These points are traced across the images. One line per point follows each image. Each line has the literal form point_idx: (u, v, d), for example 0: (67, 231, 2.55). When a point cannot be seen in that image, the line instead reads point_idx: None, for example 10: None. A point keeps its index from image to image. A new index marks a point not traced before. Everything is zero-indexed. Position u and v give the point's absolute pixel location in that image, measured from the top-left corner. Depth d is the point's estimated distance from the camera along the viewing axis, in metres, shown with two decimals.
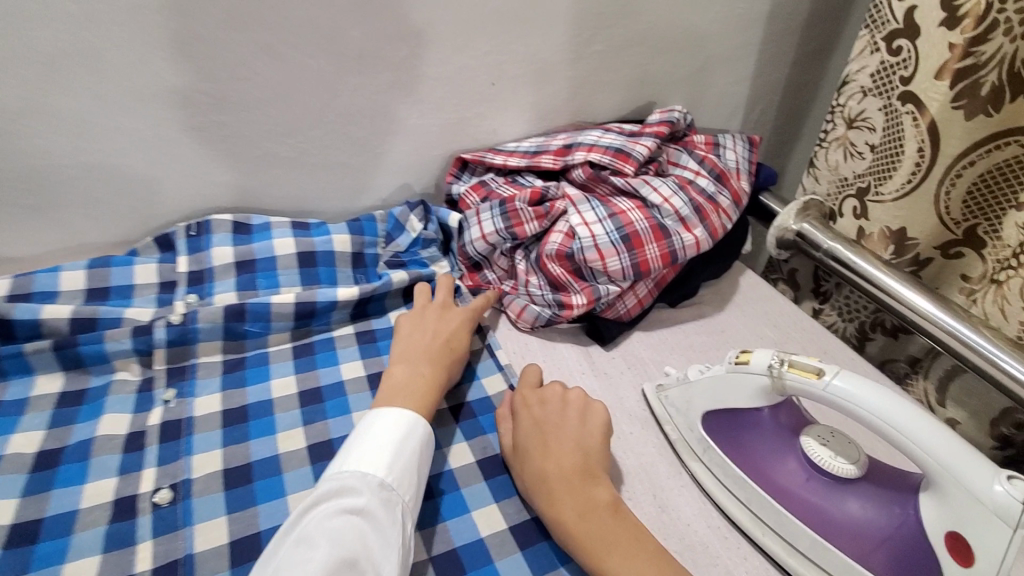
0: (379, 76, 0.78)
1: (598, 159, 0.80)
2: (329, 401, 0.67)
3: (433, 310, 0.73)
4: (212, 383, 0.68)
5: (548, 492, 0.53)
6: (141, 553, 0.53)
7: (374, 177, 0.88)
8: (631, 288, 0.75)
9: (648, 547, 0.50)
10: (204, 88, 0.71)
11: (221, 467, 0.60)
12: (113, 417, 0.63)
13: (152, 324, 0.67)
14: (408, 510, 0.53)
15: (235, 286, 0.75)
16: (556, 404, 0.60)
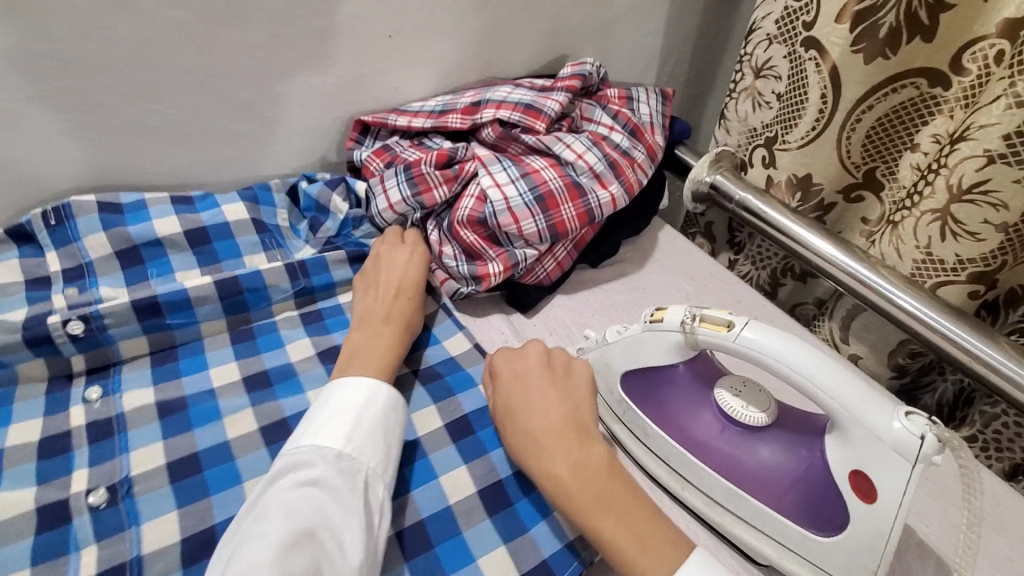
0: (257, 28, 0.68)
1: (507, 116, 0.75)
2: (279, 382, 0.61)
3: (383, 262, 0.69)
4: (142, 376, 0.59)
5: (537, 450, 0.51)
6: (84, 557, 0.47)
7: (264, 145, 0.79)
8: (550, 251, 0.72)
9: (637, 497, 0.49)
10: (37, 47, 0.59)
11: (164, 461, 0.52)
12: (22, 425, 0.53)
13: (53, 339, 0.56)
14: (375, 478, 0.50)
15: (124, 281, 0.64)
16: (539, 359, 0.57)
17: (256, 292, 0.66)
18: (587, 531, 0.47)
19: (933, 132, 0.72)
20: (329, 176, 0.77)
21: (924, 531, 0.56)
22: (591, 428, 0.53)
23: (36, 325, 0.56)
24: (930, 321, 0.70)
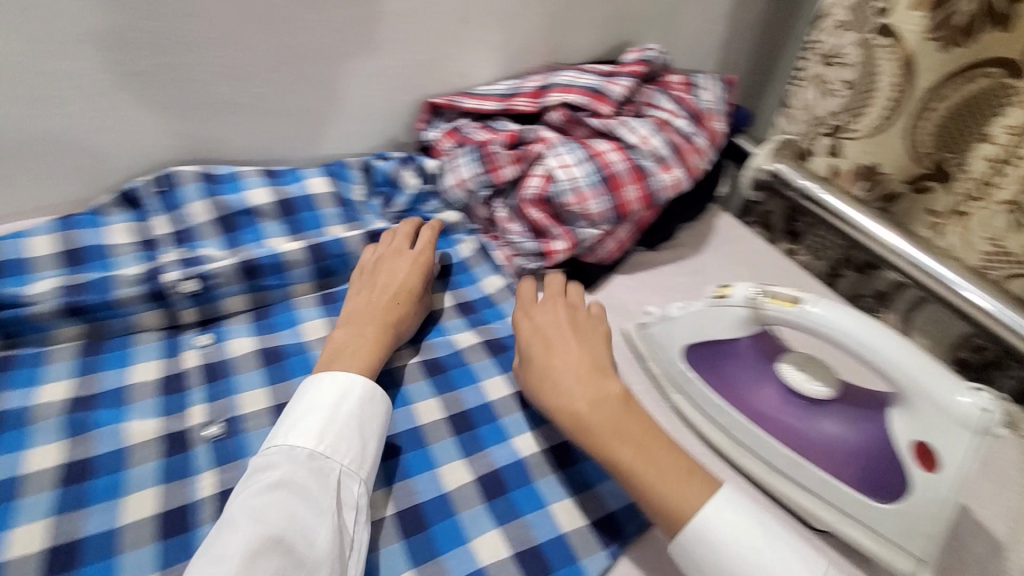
0: (340, 12, 0.73)
1: (575, 100, 0.77)
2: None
3: (386, 263, 0.68)
4: (244, 329, 0.65)
5: (554, 385, 0.56)
6: (204, 480, 0.52)
7: (340, 124, 0.84)
8: (612, 231, 0.74)
9: (652, 431, 0.52)
10: (149, 26, 0.65)
11: (268, 404, 0.58)
12: (144, 364, 0.59)
13: (169, 294, 0.62)
14: (350, 474, 0.51)
15: (221, 245, 0.70)
16: (557, 315, 0.63)
17: (340, 260, 0.71)
18: (611, 463, 0.51)
19: (1007, 124, 0.68)
20: (401, 156, 0.82)
21: (984, 514, 0.57)
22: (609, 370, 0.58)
23: (154, 279, 0.61)
24: (996, 311, 0.69)
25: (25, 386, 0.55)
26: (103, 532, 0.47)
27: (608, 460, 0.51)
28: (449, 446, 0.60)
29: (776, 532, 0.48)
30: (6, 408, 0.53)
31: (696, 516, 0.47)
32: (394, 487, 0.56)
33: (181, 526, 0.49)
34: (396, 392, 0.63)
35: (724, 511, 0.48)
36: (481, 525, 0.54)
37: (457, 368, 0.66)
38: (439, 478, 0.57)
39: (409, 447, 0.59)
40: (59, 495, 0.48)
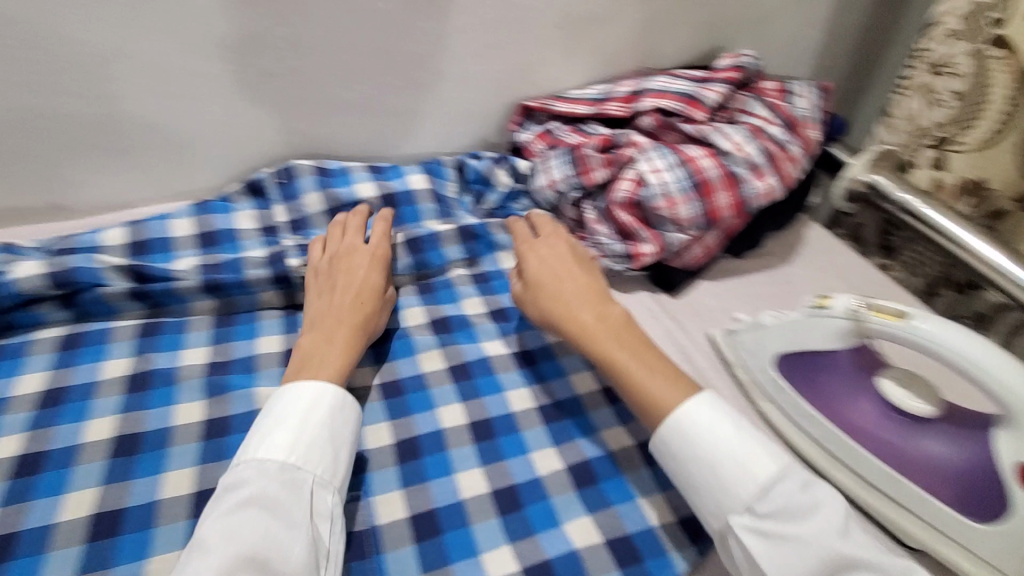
0: (446, 19, 0.78)
1: (669, 105, 0.78)
2: (458, 330, 0.68)
3: (346, 262, 0.66)
4: None
5: (566, 310, 0.61)
6: None
7: (438, 124, 0.88)
8: (700, 237, 0.74)
9: (649, 345, 0.58)
10: (281, 32, 0.72)
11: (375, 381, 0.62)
12: (269, 336, 0.66)
13: (292, 278, 0.68)
14: (323, 484, 0.48)
15: None
16: (558, 246, 0.67)
17: (435, 252, 0.74)
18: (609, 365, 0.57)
19: None
20: (495, 155, 0.86)
21: None
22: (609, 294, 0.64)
23: (278, 262, 0.68)
24: None
25: (171, 349, 0.63)
26: None
27: (607, 362, 0.57)
28: (540, 435, 0.59)
29: (750, 431, 0.52)
30: (158, 367, 0.60)
31: (681, 408, 0.53)
32: (489, 468, 0.56)
33: None
34: (489, 379, 0.63)
35: (706, 407, 0.53)
36: (574, 512, 0.54)
37: (546, 361, 0.66)
38: (532, 463, 0.57)
39: (502, 432, 0.59)
40: (202, 447, 0.55)
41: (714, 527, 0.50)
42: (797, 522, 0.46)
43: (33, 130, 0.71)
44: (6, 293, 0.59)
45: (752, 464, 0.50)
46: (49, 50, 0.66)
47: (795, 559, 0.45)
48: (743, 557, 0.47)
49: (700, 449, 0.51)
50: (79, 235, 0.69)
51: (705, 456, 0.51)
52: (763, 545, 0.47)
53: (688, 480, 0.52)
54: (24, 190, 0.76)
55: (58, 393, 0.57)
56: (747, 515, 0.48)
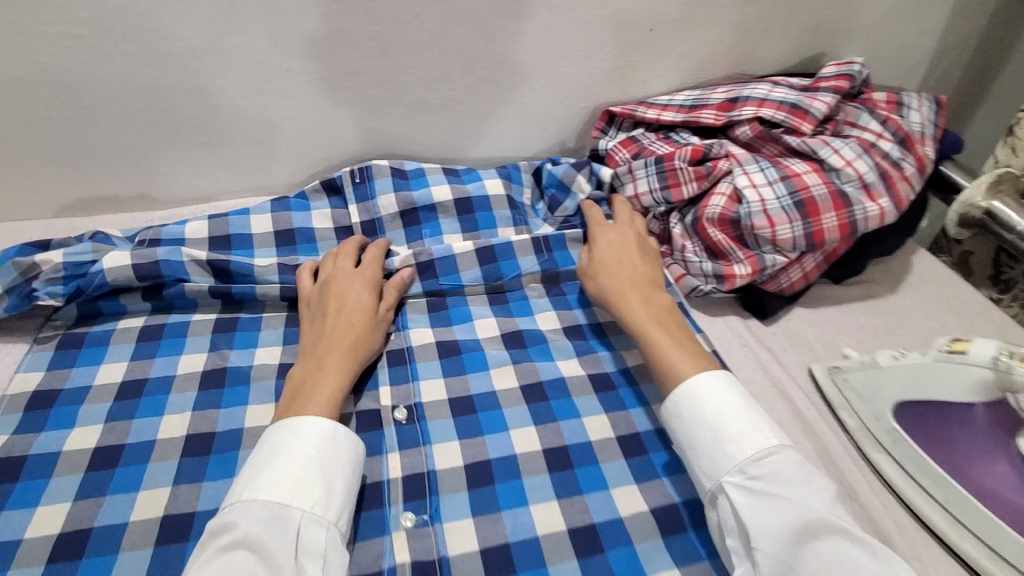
0: (536, 19, 0.74)
1: (771, 115, 0.73)
2: (532, 346, 0.64)
3: (334, 286, 0.62)
4: (422, 320, 0.67)
5: (617, 289, 0.63)
6: (391, 462, 0.54)
7: (516, 128, 0.85)
8: (799, 260, 0.69)
9: (689, 338, 0.59)
10: (369, 30, 0.70)
11: (446, 396, 0.59)
12: None
13: None
14: (315, 519, 0.46)
15: (406, 237, 0.76)
16: (629, 233, 0.69)
17: (508, 262, 0.70)
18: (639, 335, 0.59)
19: None
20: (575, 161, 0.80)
21: None
22: (655, 282, 0.65)
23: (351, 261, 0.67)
24: None
25: (246, 347, 0.63)
26: None
27: (637, 332, 0.59)
28: (622, 469, 0.54)
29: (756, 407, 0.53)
30: (233, 365, 0.60)
31: (693, 378, 0.54)
32: (565, 501, 0.52)
33: (375, 501, 0.52)
34: (565, 403, 0.59)
35: (716, 386, 0.53)
36: (660, 562, 0.49)
37: (625, 387, 0.61)
38: (613, 503, 0.52)
39: (579, 462, 0.54)
40: None
41: (705, 486, 0.50)
42: (789, 486, 0.47)
43: (128, 122, 0.72)
44: (96, 282, 0.61)
45: (751, 434, 0.51)
46: (147, 44, 0.67)
47: (780, 517, 0.45)
48: (729, 516, 0.48)
49: (707, 413, 0.52)
50: (165, 227, 0.70)
51: (712, 419, 0.52)
52: (751, 501, 0.47)
53: (688, 440, 0.52)
54: (116, 179, 0.78)
55: (137, 385, 0.58)
56: (738, 474, 0.49)
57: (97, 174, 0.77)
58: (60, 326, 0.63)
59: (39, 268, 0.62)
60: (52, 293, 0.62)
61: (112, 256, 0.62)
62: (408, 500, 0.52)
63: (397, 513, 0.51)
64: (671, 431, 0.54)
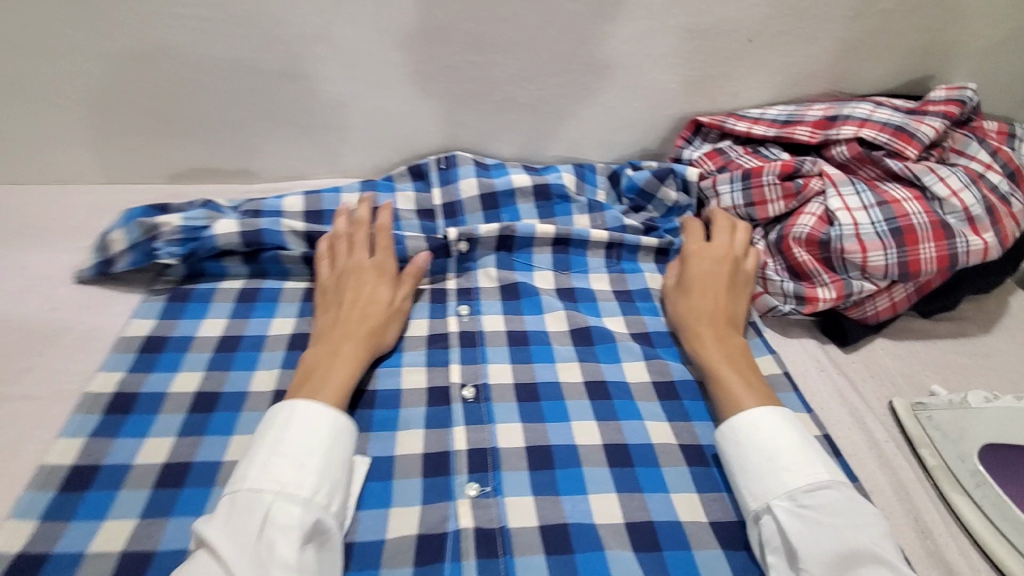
0: (632, 24, 0.75)
1: (873, 137, 0.71)
2: (599, 344, 0.64)
3: (351, 279, 0.64)
4: (496, 305, 0.68)
5: (695, 321, 0.62)
6: (457, 434, 0.55)
7: (599, 132, 0.86)
8: (888, 289, 0.67)
9: (762, 382, 0.57)
10: (468, 27, 0.73)
11: (511, 380, 0.60)
12: (415, 321, 0.66)
13: (447, 251, 0.70)
14: (288, 498, 0.45)
15: (484, 219, 0.79)
16: (723, 262, 0.66)
17: (578, 257, 0.74)
18: (708, 371, 0.58)
19: None
20: (658, 167, 0.79)
21: None
22: (736, 320, 0.63)
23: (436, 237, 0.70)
24: None
25: None
26: (383, 455, 0.53)
27: (706, 368, 0.58)
28: (683, 476, 0.53)
29: (813, 441, 0.51)
30: None
31: (758, 415, 0.52)
32: (625, 495, 0.52)
33: (442, 469, 0.52)
34: (628, 404, 0.59)
35: (775, 420, 0.52)
36: (719, 570, 0.48)
37: (691, 399, 0.60)
38: (675, 507, 0.51)
39: (638, 462, 0.54)
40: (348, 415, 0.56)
41: (749, 505, 0.49)
42: (842, 519, 0.45)
43: (238, 102, 0.78)
44: (208, 245, 0.67)
45: (803, 463, 0.49)
46: (262, 31, 0.71)
47: (830, 545, 0.44)
48: (774, 536, 0.47)
49: (764, 440, 0.51)
50: (264, 200, 0.76)
51: (768, 447, 0.50)
52: (800, 528, 0.46)
53: (741, 461, 0.51)
54: (221, 154, 0.83)
55: (234, 340, 0.64)
56: (788, 499, 0.48)
57: (204, 149, 0.82)
58: (171, 281, 0.69)
59: (160, 229, 0.68)
60: (169, 253, 0.67)
61: (223, 224, 0.68)
62: (472, 471, 0.52)
63: (461, 483, 0.51)
64: (723, 453, 0.53)
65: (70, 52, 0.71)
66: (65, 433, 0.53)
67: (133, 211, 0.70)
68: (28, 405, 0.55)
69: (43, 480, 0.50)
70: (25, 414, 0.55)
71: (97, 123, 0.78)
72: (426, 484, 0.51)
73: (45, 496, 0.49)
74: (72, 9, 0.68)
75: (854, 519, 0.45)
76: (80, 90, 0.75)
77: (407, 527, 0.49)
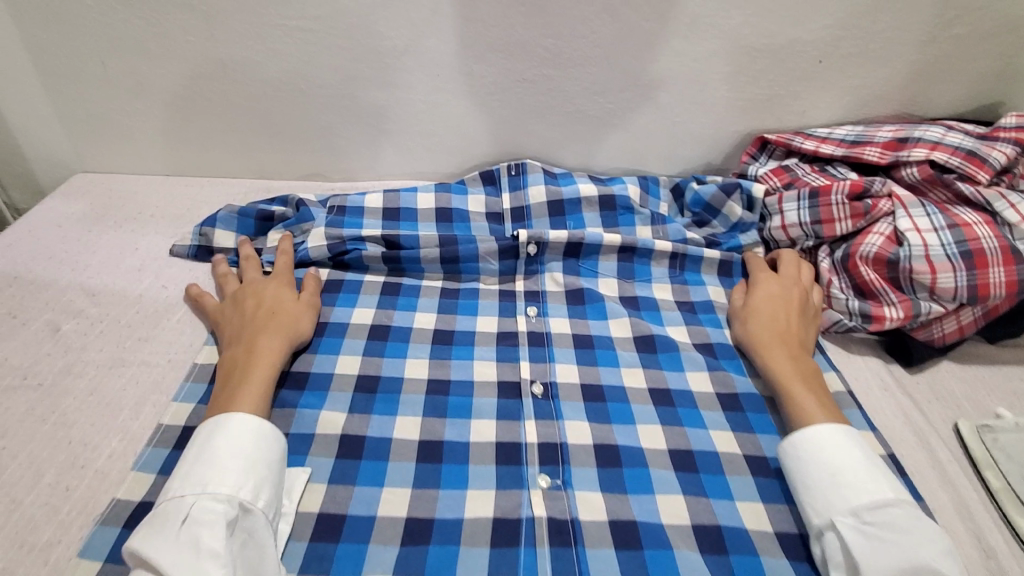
0: (704, 44, 0.78)
1: (945, 160, 0.72)
2: (662, 353, 0.67)
3: (248, 289, 0.66)
4: (562, 309, 0.72)
5: (765, 340, 0.64)
6: (528, 427, 0.58)
7: (663, 146, 0.89)
8: (955, 311, 0.67)
9: (831, 402, 0.58)
10: (546, 43, 0.77)
11: (578, 380, 0.63)
12: (487, 318, 0.70)
13: (518, 253, 0.74)
14: (211, 496, 0.46)
15: (549, 225, 0.82)
16: (793, 289, 0.69)
17: (642, 266, 0.76)
18: (779, 385, 0.60)
19: None
20: (724, 182, 0.82)
21: None
22: (806, 344, 0.65)
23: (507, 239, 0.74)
24: None
25: (407, 309, 0.71)
26: (458, 441, 0.57)
27: (777, 381, 0.60)
28: (748, 484, 0.55)
29: (877, 462, 0.52)
30: (397, 324, 0.69)
31: (823, 427, 0.54)
32: (690, 498, 0.53)
33: (514, 459, 0.55)
34: (691, 411, 0.61)
35: (838, 437, 0.53)
36: None
37: (755, 411, 0.61)
38: (740, 514, 0.53)
39: (703, 468, 0.56)
40: (425, 401, 0.60)
41: (813, 521, 0.50)
42: (905, 536, 0.46)
43: (328, 106, 0.84)
44: (302, 256, 0.74)
45: (866, 481, 0.50)
46: (358, 42, 0.77)
47: (891, 561, 0.45)
48: (838, 552, 0.48)
49: (826, 456, 0.52)
50: (349, 197, 0.82)
51: (831, 463, 0.52)
52: (863, 544, 0.47)
53: (804, 476, 0.52)
54: (308, 154, 0.90)
55: (319, 326, 0.67)
56: (851, 516, 0.48)
57: (293, 148, 0.89)
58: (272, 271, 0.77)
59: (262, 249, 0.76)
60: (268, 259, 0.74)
61: (315, 235, 0.75)
62: (543, 464, 0.55)
63: (534, 474, 0.54)
64: (787, 469, 0.54)
65: (184, 57, 0.79)
66: (177, 397, 0.59)
67: (246, 211, 0.78)
68: (146, 371, 0.62)
69: (160, 438, 0.55)
70: (142, 380, 0.61)
71: (200, 121, 0.86)
72: (501, 471, 0.55)
73: (161, 453, 0.54)
74: (190, 18, 0.75)
75: (917, 537, 0.46)
76: (189, 91, 0.82)
77: (483, 510, 0.52)
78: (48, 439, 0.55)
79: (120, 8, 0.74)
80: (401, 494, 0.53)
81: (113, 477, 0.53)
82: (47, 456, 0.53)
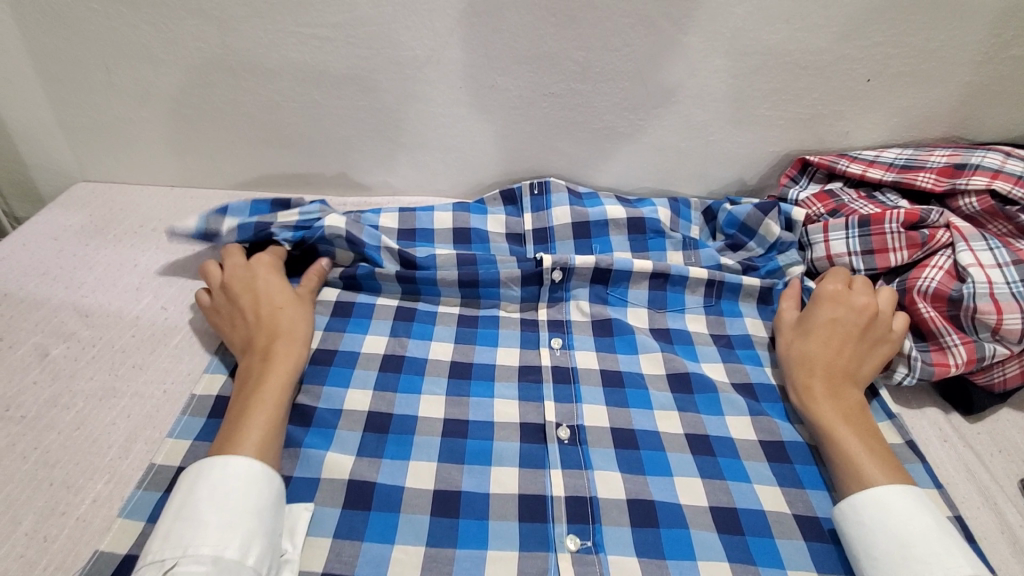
0: (746, 60, 0.73)
1: (1007, 190, 0.67)
2: (699, 394, 0.61)
3: (234, 285, 0.63)
4: (589, 341, 0.66)
5: (810, 371, 0.59)
6: (554, 478, 0.53)
7: (696, 165, 0.84)
8: (1019, 355, 0.62)
9: (878, 451, 0.52)
10: (577, 56, 0.73)
11: (609, 424, 0.58)
12: (507, 349, 0.65)
13: (541, 279, 0.68)
14: (192, 559, 0.41)
15: (574, 249, 0.77)
16: (852, 314, 0.62)
17: (675, 295, 0.71)
18: (821, 430, 0.55)
19: None
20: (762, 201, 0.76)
21: None
22: (857, 378, 0.59)
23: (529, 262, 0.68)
24: None
25: (423, 338, 0.66)
26: (477, 492, 0.52)
27: (818, 426, 0.55)
28: (800, 549, 0.50)
29: (949, 530, 0.47)
30: (411, 354, 0.63)
31: (880, 487, 0.49)
32: (738, 566, 0.48)
33: (539, 514, 0.51)
34: (733, 463, 0.56)
35: (904, 503, 0.48)
36: None
37: (802, 463, 0.56)
38: None
39: (750, 530, 0.51)
40: (441, 444, 0.55)
41: None
42: None
43: (343, 118, 0.80)
44: (317, 234, 0.68)
45: (937, 552, 0.45)
46: (378, 51, 0.73)
47: None
48: None
49: (893, 524, 0.47)
50: (362, 213, 0.77)
51: (897, 533, 0.46)
52: None
53: (865, 546, 0.47)
54: (319, 166, 0.85)
55: (329, 354, 0.62)
56: None
57: (305, 159, 0.85)
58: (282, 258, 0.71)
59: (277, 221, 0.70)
60: (283, 237, 0.69)
61: (333, 218, 0.68)
62: (571, 522, 0.51)
63: (561, 534, 0.50)
64: (843, 533, 0.49)
65: (192, 64, 0.75)
66: (172, 433, 0.54)
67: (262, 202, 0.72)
68: (139, 403, 0.57)
69: (151, 480, 0.50)
70: (137, 412, 0.56)
71: (208, 130, 0.81)
72: (525, 529, 0.50)
73: (152, 497, 0.49)
74: (200, 23, 0.71)
75: None
76: (197, 99, 0.78)
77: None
78: (29, 480, 0.50)
79: (127, 12, 0.70)
80: (413, 553, 0.48)
81: (97, 525, 0.48)
82: (26, 499, 0.49)
